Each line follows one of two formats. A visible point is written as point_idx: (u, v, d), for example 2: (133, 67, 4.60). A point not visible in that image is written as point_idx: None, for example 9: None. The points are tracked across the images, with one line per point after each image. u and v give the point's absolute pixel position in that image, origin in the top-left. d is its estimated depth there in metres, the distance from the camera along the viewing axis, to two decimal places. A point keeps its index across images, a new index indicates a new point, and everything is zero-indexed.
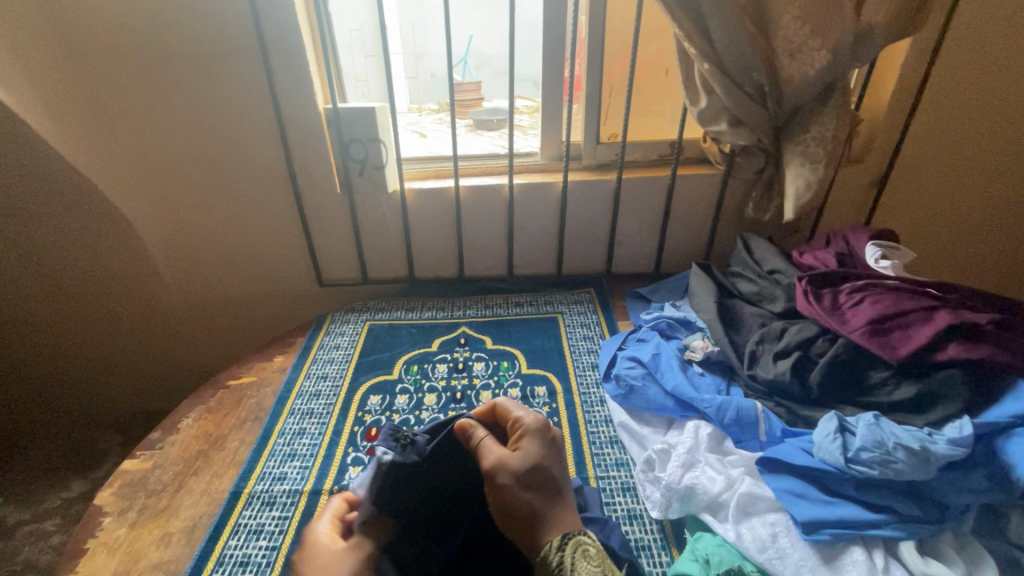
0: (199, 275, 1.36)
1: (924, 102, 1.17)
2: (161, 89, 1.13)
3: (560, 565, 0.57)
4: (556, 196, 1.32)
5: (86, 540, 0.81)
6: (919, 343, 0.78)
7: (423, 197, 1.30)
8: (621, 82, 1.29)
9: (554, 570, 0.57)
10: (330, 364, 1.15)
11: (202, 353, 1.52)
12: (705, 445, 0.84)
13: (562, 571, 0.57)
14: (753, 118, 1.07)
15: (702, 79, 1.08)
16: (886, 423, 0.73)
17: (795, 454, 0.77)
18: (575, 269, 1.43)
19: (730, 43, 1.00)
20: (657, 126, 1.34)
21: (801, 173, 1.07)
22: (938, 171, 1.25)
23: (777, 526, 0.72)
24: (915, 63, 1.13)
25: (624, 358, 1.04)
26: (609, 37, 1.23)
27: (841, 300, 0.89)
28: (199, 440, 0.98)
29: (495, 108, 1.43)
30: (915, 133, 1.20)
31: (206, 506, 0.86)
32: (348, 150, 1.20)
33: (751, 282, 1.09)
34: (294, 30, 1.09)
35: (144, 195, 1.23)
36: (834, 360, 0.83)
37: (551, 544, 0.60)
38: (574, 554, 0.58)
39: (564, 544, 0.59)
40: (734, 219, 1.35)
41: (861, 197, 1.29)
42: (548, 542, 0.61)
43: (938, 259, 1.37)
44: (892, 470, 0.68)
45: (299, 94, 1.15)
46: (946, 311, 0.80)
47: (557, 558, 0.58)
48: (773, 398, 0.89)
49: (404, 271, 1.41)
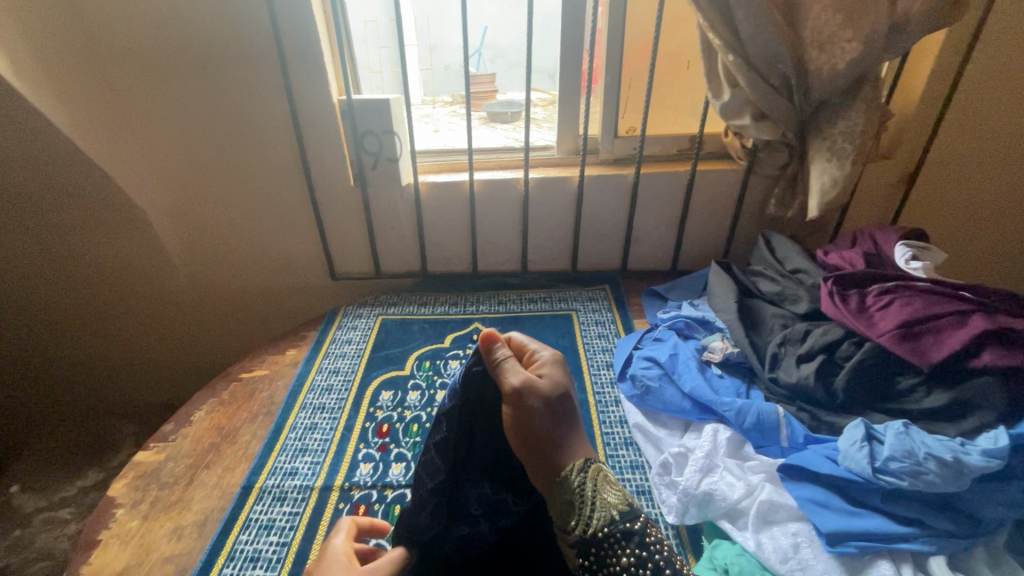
0: (215, 266, 1.36)
1: (959, 96, 1.12)
2: (176, 79, 1.12)
3: (583, 487, 0.59)
4: (572, 191, 1.29)
5: (99, 532, 0.81)
6: (952, 349, 0.74)
7: (436, 190, 1.28)
8: (640, 74, 1.25)
9: (577, 490, 0.59)
10: (342, 358, 1.14)
11: (216, 345, 1.53)
12: (724, 450, 0.81)
13: (584, 493, 0.59)
14: (778, 112, 1.04)
15: (726, 72, 1.05)
16: (916, 431, 0.70)
17: (819, 462, 0.74)
18: (590, 265, 1.41)
19: (756, 33, 0.96)
20: (677, 120, 1.30)
21: (827, 169, 1.04)
22: (969, 168, 1.20)
23: (799, 536, 0.70)
24: (951, 54, 1.08)
25: (641, 358, 1.02)
26: (629, 27, 1.20)
27: (869, 302, 0.86)
28: (211, 433, 0.98)
29: (509, 102, 1.42)
30: (948, 129, 1.16)
31: (217, 500, 0.85)
32: (362, 142, 1.19)
33: (772, 281, 1.06)
34: (308, 19, 1.08)
35: (160, 187, 1.23)
36: (860, 365, 0.80)
37: (572, 469, 0.61)
38: (595, 478, 0.60)
39: (587, 468, 0.61)
40: (756, 216, 1.31)
41: (889, 194, 1.24)
42: (569, 464, 0.62)
43: (968, 260, 1.33)
44: (922, 481, 0.66)
45: (313, 86, 1.14)
46: (981, 316, 0.77)
47: (578, 482, 0.60)
48: (794, 402, 0.86)
49: (417, 265, 1.39)
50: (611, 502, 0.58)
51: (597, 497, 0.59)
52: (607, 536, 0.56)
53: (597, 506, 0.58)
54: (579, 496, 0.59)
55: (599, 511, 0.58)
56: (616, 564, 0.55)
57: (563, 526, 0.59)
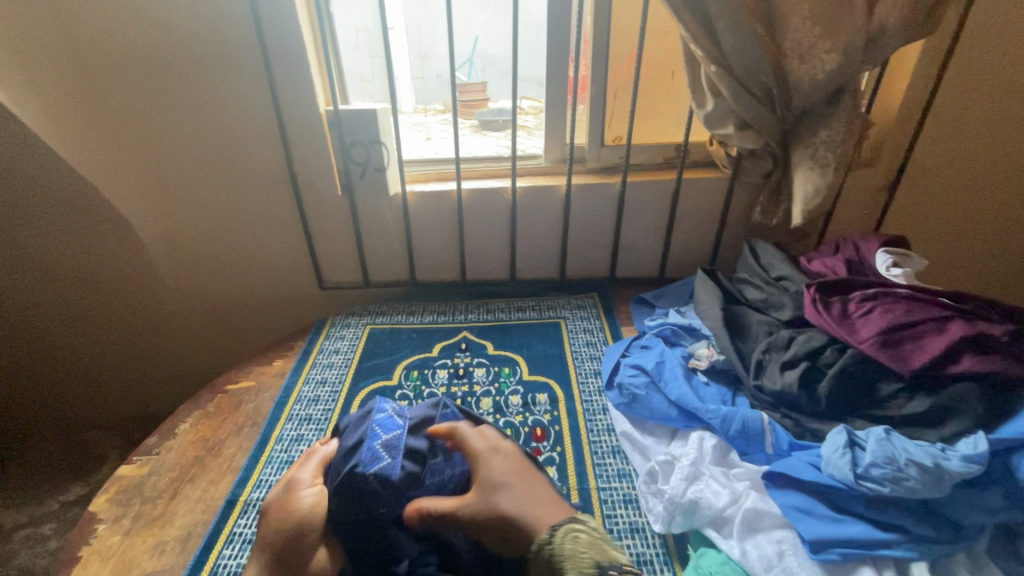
0: (201, 276, 1.35)
1: (938, 106, 1.14)
2: (162, 89, 1.12)
3: (552, 555, 0.59)
4: (559, 200, 1.30)
5: (80, 547, 0.80)
6: (932, 355, 0.75)
7: (424, 200, 1.28)
8: (626, 83, 1.27)
9: (546, 558, 0.59)
10: (329, 369, 1.14)
11: (203, 356, 1.52)
12: (710, 458, 0.82)
13: (554, 560, 0.58)
14: (761, 121, 1.05)
15: (709, 82, 1.06)
16: (897, 437, 0.71)
17: (802, 469, 0.75)
18: (578, 273, 1.41)
19: (738, 44, 0.98)
20: (663, 129, 1.31)
21: (809, 177, 1.05)
22: (949, 176, 1.22)
23: (783, 543, 0.71)
24: (928, 64, 1.10)
25: (628, 365, 1.02)
26: (615, 37, 1.21)
27: (851, 309, 0.87)
28: (196, 445, 0.97)
29: (499, 109, 1.42)
30: (927, 138, 1.18)
31: (201, 514, 0.84)
32: (349, 151, 1.20)
33: (757, 288, 1.07)
34: (295, 29, 1.08)
35: (145, 197, 1.23)
36: (843, 371, 0.81)
37: (543, 536, 0.61)
38: (564, 542, 0.59)
39: (556, 532, 0.61)
40: (742, 223, 1.32)
41: (871, 202, 1.26)
42: (540, 533, 0.62)
43: (950, 266, 1.34)
44: (903, 487, 0.67)
45: (300, 97, 1.14)
46: (959, 322, 0.78)
47: (547, 549, 0.60)
48: (779, 409, 0.87)
49: (406, 274, 1.39)
50: (578, 567, 0.57)
51: (566, 563, 0.57)
52: None
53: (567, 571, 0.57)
54: (555, 564, 0.58)
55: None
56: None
57: None
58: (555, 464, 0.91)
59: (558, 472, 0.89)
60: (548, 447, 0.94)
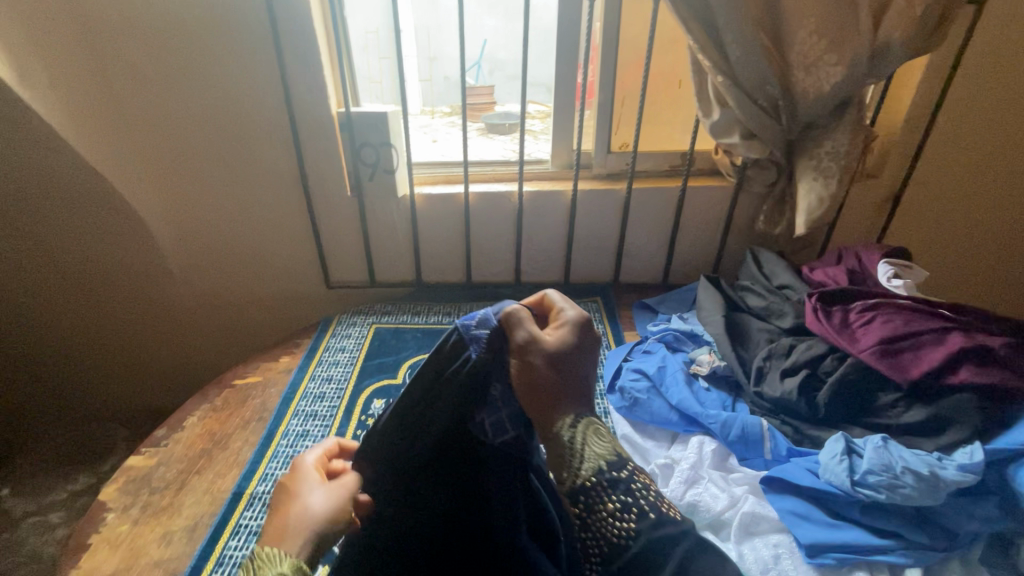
0: (211, 272, 1.37)
1: (942, 119, 1.15)
2: (177, 87, 1.14)
3: (571, 442, 0.51)
4: (565, 204, 1.31)
5: (89, 535, 0.81)
6: (930, 366, 0.77)
7: (432, 202, 1.30)
8: (633, 91, 1.28)
9: (565, 445, 0.51)
10: (335, 366, 1.15)
11: (210, 351, 1.54)
12: (709, 462, 0.83)
13: (572, 448, 0.51)
14: (766, 132, 1.07)
15: (715, 92, 1.08)
16: (894, 446, 0.72)
17: (800, 474, 0.76)
18: (582, 278, 1.43)
19: (745, 55, 0.99)
20: (669, 137, 1.33)
21: (813, 188, 1.07)
22: (952, 190, 1.23)
23: (780, 547, 0.72)
24: (933, 79, 1.11)
25: (629, 370, 1.03)
26: (622, 45, 1.23)
27: (851, 319, 0.88)
28: (203, 439, 0.98)
29: (506, 113, 1.44)
30: (930, 152, 1.19)
31: (208, 506, 0.86)
32: (359, 153, 1.22)
33: (759, 296, 1.08)
34: (309, 33, 1.10)
35: (158, 193, 1.25)
36: (842, 380, 0.82)
37: (562, 422, 0.52)
38: (586, 432, 0.52)
39: (577, 421, 0.52)
40: (745, 232, 1.33)
41: (875, 214, 1.27)
42: (556, 419, 0.52)
43: (953, 278, 1.35)
44: (898, 494, 0.68)
45: (313, 98, 1.17)
46: (958, 334, 0.79)
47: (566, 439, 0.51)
48: (778, 415, 0.88)
49: (412, 275, 1.41)
50: (598, 458, 0.50)
51: (585, 449, 0.51)
52: (595, 487, 0.49)
53: (587, 458, 0.50)
54: (570, 454, 0.51)
55: (588, 464, 0.50)
56: (606, 518, 0.48)
57: (554, 476, 0.52)
58: None
59: None
60: None
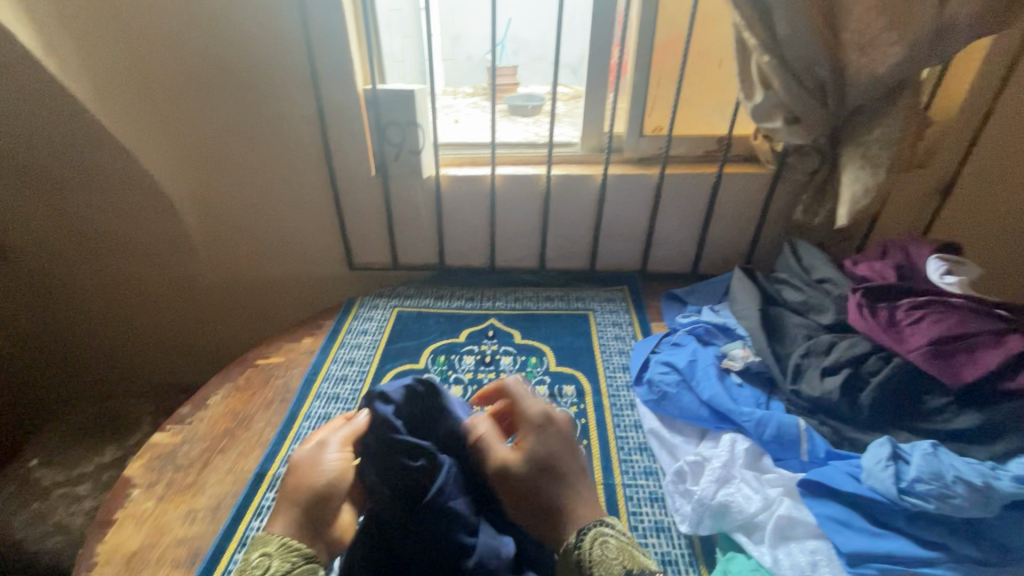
0: (235, 251, 1.37)
1: (1003, 106, 1.08)
2: (201, 62, 1.12)
3: (580, 561, 0.58)
4: (594, 189, 1.27)
5: (115, 511, 0.82)
6: (986, 370, 0.72)
7: (457, 184, 1.27)
8: (670, 72, 1.23)
9: (575, 562, 0.58)
10: (357, 349, 1.14)
11: (233, 329, 1.54)
12: (741, 461, 0.80)
13: (582, 566, 0.58)
14: (813, 116, 1.01)
15: (759, 73, 1.02)
16: (945, 453, 0.68)
17: (840, 479, 0.72)
18: (609, 266, 1.39)
19: (794, 33, 0.93)
20: (705, 121, 1.27)
21: (860, 177, 1.01)
22: (1008, 183, 1.16)
23: (817, 554, 0.69)
24: (997, 61, 1.03)
25: (658, 362, 1.00)
26: (660, 23, 1.17)
27: (899, 316, 0.83)
28: (226, 418, 0.98)
29: (533, 94, 1.39)
30: (987, 141, 1.12)
31: (231, 485, 0.86)
32: (385, 133, 1.19)
33: (797, 290, 1.04)
34: (334, 5, 1.07)
35: (183, 170, 1.24)
36: (888, 381, 0.78)
37: (570, 541, 0.60)
38: (593, 542, 0.59)
39: (584, 534, 0.60)
40: (782, 222, 1.28)
41: (922, 206, 1.21)
42: (567, 539, 0.60)
43: (1001, 275, 1.29)
44: (949, 505, 0.64)
45: (338, 75, 1.13)
46: (1018, 336, 0.74)
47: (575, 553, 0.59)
48: (816, 415, 0.84)
49: (435, 259, 1.39)
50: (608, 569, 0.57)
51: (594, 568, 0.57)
52: None
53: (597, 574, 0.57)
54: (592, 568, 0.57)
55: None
56: None
57: None
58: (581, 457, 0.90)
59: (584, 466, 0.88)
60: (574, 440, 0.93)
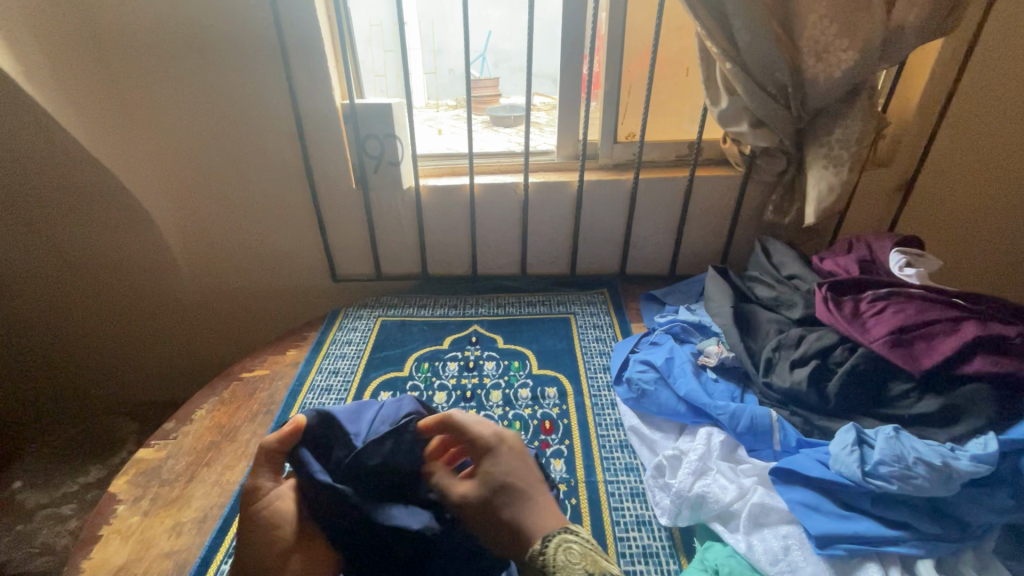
0: (218, 265, 1.38)
1: (956, 105, 1.13)
2: (178, 82, 1.14)
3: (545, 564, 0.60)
4: (571, 195, 1.30)
5: (100, 527, 0.82)
6: (944, 356, 0.75)
7: (437, 193, 1.30)
8: (640, 80, 1.27)
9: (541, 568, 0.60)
10: (342, 359, 1.16)
11: (219, 345, 1.55)
12: (717, 453, 0.82)
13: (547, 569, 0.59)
14: (776, 119, 1.05)
15: (723, 80, 1.06)
16: (906, 437, 0.71)
17: (810, 466, 0.75)
18: (589, 269, 1.42)
19: (753, 41, 0.97)
20: (677, 126, 1.31)
21: (823, 176, 1.05)
22: (965, 178, 1.21)
23: (789, 538, 0.71)
24: (947, 63, 1.09)
25: (637, 361, 1.02)
26: (629, 34, 1.21)
27: (862, 308, 0.87)
28: (212, 431, 0.99)
29: (512, 105, 1.42)
30: (944, 138, 1.17)
31: (217, 497, 0.86)
32: (364, 145, 1.21)
33: (768, 287, 1.07)
34: (310, 23, 1.09)
35: (163, 188, 1.25)
36: (853, 370, 0.81)
37: (534, 546, 0.62)
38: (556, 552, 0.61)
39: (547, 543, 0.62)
40: (754, 222, 1.32)
41: (886, 203, 1.25)
42: (529, 546, 0.63)
43: (966, 267, 1.33)
44: (910, 486, 0.67)
45: (315, 90, 1.16)
46: (972, 323, 0.78)
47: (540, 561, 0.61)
48: (788, 406, 0.87)
49: (418, 268, 1.41)
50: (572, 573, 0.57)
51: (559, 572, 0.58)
52: None
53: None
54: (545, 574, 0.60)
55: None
56: None
57: None
58: (563, 457, 0.92)
59: (566, 465, 0.90)
60: (556, 440, 0.95)
